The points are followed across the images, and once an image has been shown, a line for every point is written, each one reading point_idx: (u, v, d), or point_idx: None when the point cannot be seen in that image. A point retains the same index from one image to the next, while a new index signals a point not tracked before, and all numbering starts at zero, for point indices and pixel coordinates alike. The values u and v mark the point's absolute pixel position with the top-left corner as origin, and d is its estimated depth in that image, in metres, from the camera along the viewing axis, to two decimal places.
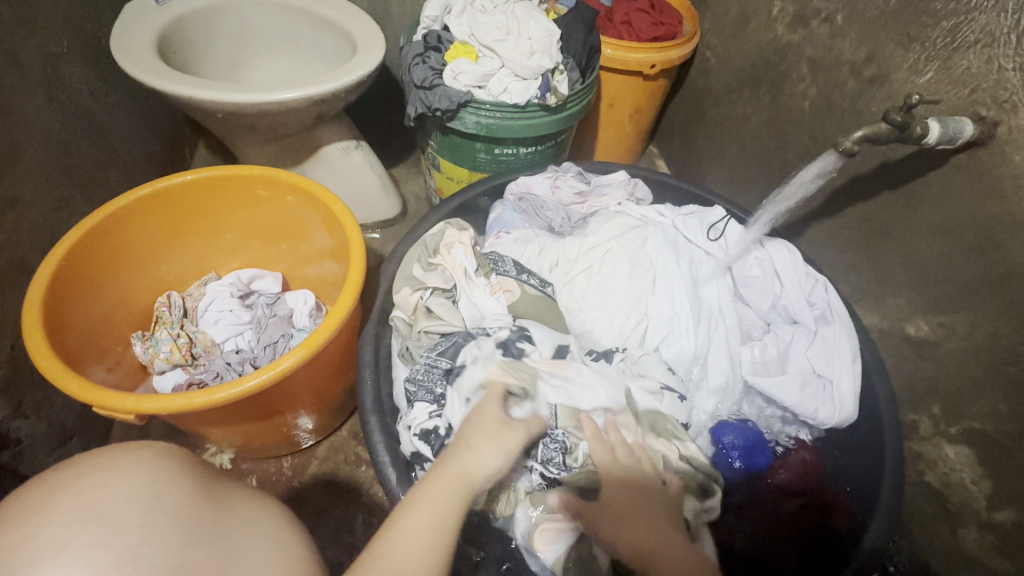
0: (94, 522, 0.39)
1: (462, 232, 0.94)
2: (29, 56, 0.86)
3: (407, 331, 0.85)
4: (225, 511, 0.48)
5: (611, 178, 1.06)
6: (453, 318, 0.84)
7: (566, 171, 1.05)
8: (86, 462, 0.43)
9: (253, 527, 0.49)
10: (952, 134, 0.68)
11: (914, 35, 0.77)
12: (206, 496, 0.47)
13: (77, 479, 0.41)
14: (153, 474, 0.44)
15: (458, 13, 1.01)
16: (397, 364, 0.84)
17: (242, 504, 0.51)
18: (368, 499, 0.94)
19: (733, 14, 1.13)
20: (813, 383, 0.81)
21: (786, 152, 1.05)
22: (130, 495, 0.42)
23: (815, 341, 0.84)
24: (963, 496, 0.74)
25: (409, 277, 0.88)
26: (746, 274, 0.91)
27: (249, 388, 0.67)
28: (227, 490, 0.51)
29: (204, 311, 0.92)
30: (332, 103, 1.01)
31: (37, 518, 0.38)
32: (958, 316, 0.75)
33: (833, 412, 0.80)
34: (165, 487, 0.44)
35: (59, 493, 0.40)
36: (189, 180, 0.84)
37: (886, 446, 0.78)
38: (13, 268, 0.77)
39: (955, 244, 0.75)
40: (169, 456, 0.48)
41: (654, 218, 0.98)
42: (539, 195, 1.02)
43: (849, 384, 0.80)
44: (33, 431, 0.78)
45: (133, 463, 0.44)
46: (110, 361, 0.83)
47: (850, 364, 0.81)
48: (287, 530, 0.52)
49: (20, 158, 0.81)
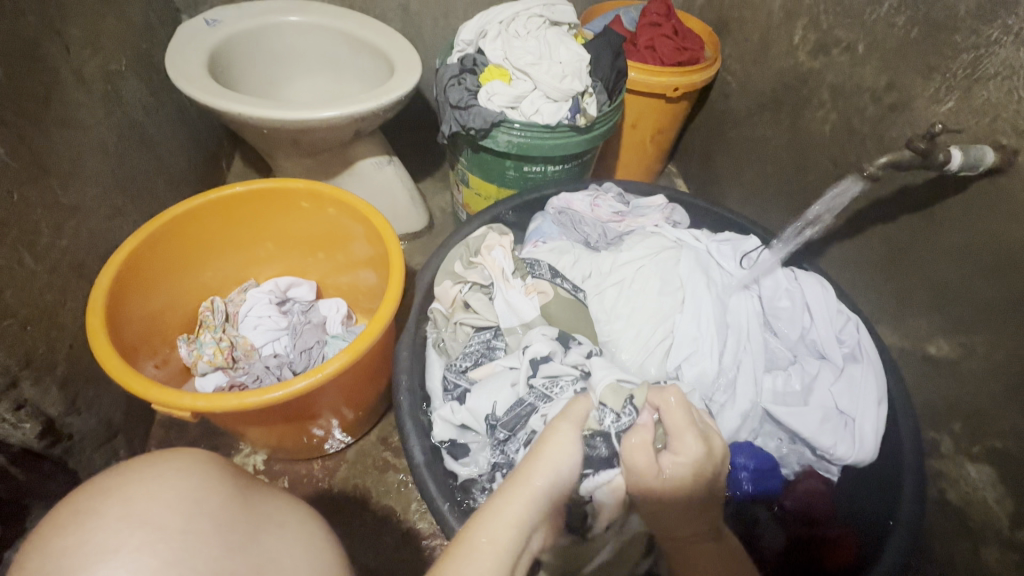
0: (141, 527, 0.42)
1: (503, 237, 0.98)
2: (92, 74, 0.91)
3: (444, 323, 0.93)
4: (262, 516, 0.49)
5: (650, 202, 1.09)
6: (488, 315, 0.90)
7: (606, 191, 1.10)
8: (132, 469, 0.45)
9: (285, 531, 0.49)
10: (973, 161, 0.70)
11: (935, 66, 0.80)
12: (244, 501, 0.49)
13: (125, 486, 0.44)
14: (194, 483, 0.46)
15: (493, 38, 1.06)
16: (432, 355, 0.91)
17: (272, 507, 0.51)
18: (395, 503, 0.97)
19: (754, 41, 1.17)
20: (832, 419, 0.82)
21: (807, 174, 1.08)
22: (172, 500, 0.44)
23: (841, 377, 0.85)
24: (985, 515, 0.75)
25: (450, 272, 0.95)
26: (775, 305, 0.93)
27: (295, 390, 0.70)
28: (262, 495, 0.52)
29: (244, 316, 0.96)
30: (370, 121, 1.05)
31: (89, 522, 0.41)
32: (978, 337, 0.77)
33: (851, 450, 0.81)
34: (205, 494, 0.46)
35: (110, 499, 0.43)
36: (240, 191, 0.88)
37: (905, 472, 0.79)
38: (74, 273, 0.82)
39: (974, 266, 0.77)
40: (209, 463, 0.50)
41: (689, 241, 1.00)
42: (579, 211, 1.06)
43: (870, 423, 0.82)
44: (83, 427, 0.82)
45: (175, 470, 0.46)
46: (158, 359, 0.87)
47: (875, 408, 0.82)
48: (320, 535, 0.53)
49: (82, 168, 0.86)
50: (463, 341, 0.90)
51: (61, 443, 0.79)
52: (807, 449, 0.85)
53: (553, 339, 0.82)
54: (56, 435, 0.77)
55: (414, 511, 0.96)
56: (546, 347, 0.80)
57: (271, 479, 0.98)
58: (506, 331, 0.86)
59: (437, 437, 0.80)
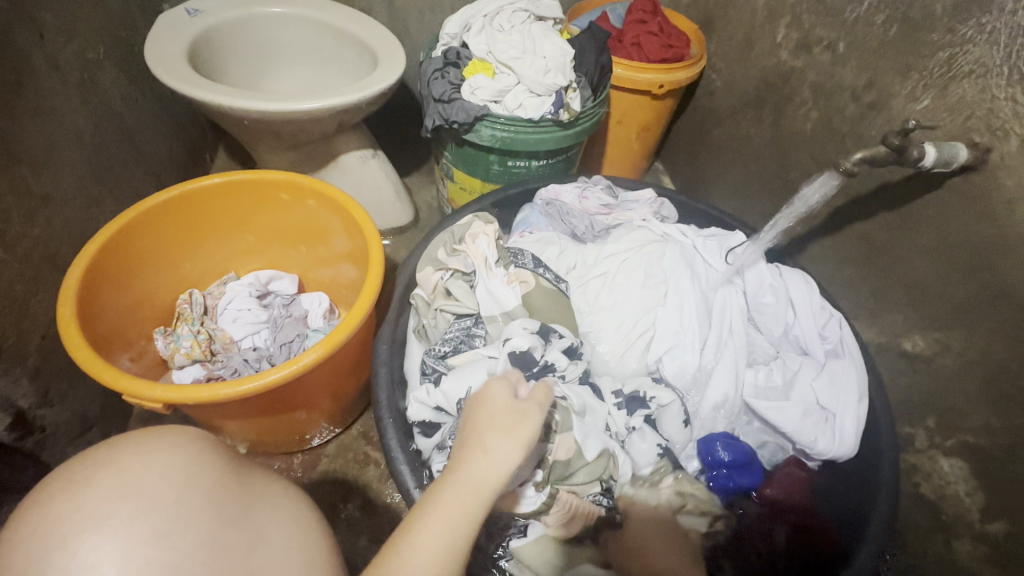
0: (134, 498, 0.41)
1: (488, 225, 0.98)
2: (67, 62, 0.90)
3: (424, 309, 0.92)
4: (254, 493, 0.48)
5: (638, 196, 1.10)
6: (469, 302, 0.91)
7: (595, 184, 1.10)
8: (126, 442, 0.45)
9: (277, 510, 0.49)
10: (947, 159, 0.71)
11: (912, 65, 0.81)
12: (239, 478, 0.48)
13: (119, 458, 0.43)
14: (189, 457, 0.45)
15: (477, 32, 1.05)
16: (412, 340, 0.91)
17: (265, 485, 0.51)
18: (375, 497, 0.96)
19: (738, 39, 1.18)
20: (814, 415, 0.82)
21: (789, 172, 1.09)
22: (166, 473, 0.43)
23: (822, 373, 0.86)
24: (957, 509, 0.76)
25: (432, 259, 0.95)
26: (760, 301, 0.93)
27: (271, 381, 0.69)
28: (255, 472, 0.52)
29: (223, 309, 0.95)
30: (353, 113, 1.05)
31: (81, 491, 0.40)
32: (952, 333, 0.78)
33: (831, 446, 0.82)
34: (199, 468, 0.45)
35: (105, 470, 0.42)
36: (218, 182, 0.87)
37: (881, 477, 0.79)
38: (46, 263, 0.80)
39: (948, 264, 0.78)
40: (203, 440, 0.49)
41: (675, 236, 1.00)
42: (567, 202, 1.06)
43: (851, 418, 0.82)
44: (55, 420, 0.81)
45: (170, 445, 0.46)
46: (133, 353, 0.86)
47: (856, 405, 0.82)
48: (312, 514, 0.52)
49: (56, 157, 0.84)
50: (443, 328, 0.90)
51: (33, 436, 0.77)
52: (787, 441, 0.86)
53: (534, 332, 0.82)
54: (27, 428, 0.76)
55: (394, 505, 0.96)
56: (526, 342, 0.80)
57: None
58: (487, 320, 0.88)
59: (412, 419, 0.80)
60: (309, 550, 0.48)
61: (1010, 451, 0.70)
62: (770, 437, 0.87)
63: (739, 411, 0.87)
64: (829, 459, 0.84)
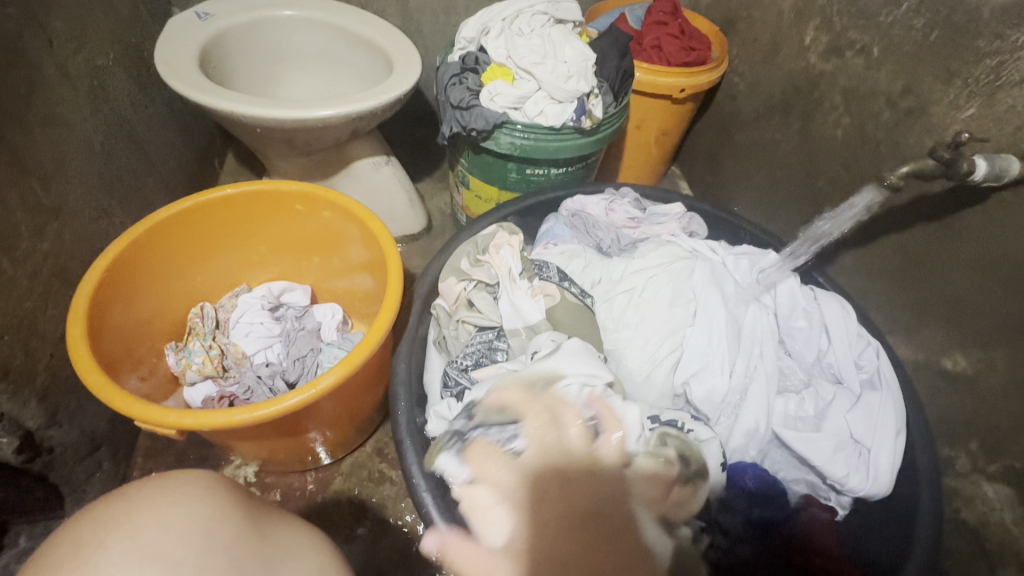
0: (152, 563, 0.38)
1: (512, 236, 0.96)
2: (77, 69, 0.87)
3: (445, 320, 0.89)
4: (277, 547, 0.45)
5: (668, 209, 1.07)
6: (492, 314, 0.88)
7: (623, 196, 1.08)
8: (140, 497, 0.41)
9: (301, 564, 0.45)
10: (998, 171, 0.66)
11: (955, 71, 0.77)
12: (260, 532, 0.44)
13: (132, 517, 0.40)
14: (207, 513, 0.42)
15: (496, 35, 1.02)
16: (432, 351, 0.89)
17: (287, 537, 0.47)
18: (391, 516, 0.94)
19: (763, 42, 1.14)
20: (847, 449, 0.78)
21: (817, 180, 1.05)
22: (185, 532, 0.40)
23: (858, 405, 0.82)
24: (1003, 537, 0.73)
25: (455, 269, 0.93)
26: (791, 324, 0.89)
27: (287, 406, 0.66)
28: (277, 523, 0.48)
29: (235, 323, 0.92)
30: (368, 120, 1.02)
31: (93, 557, 0.37)
32: (998, 353, 0.74)
33: (865, 483, 0.77)
34: (218, 525, 0.42)
35: (117, 530, 0.39)
36: (231, 193, 0.84)
37: (920, 509, 0.76)
38: (55, 278, 0.78)
39: (994, 280, 0.74)
40: (221, 489, 0.46)
41: (704, 252, 0.97)
42: (592, 215, 1.04)
43: (886, 454, 0.78)
44: (64, 440, 0.78)
45: (186, 498, 0.42)
46: (144, 370, 0.83)
47: (892, 439, 0.79)
48: (336, 566, 0.49)
49: (66, 168, 0.82)
50: (464, 340, 0.87)
51: (41, 457, 0.75)
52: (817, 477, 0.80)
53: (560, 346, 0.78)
54: (35, 450, 0.73)
55: (411, 525, 0.93)
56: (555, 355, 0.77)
57: (263, 492, 0.95)
58: (509, 334, 0.85)
59: (432, 434, 0.79)
60: None
61: None
62: (799, 472, 0.82)
63: (767, 440, 0.82)
64: (861, 496, 0.78)
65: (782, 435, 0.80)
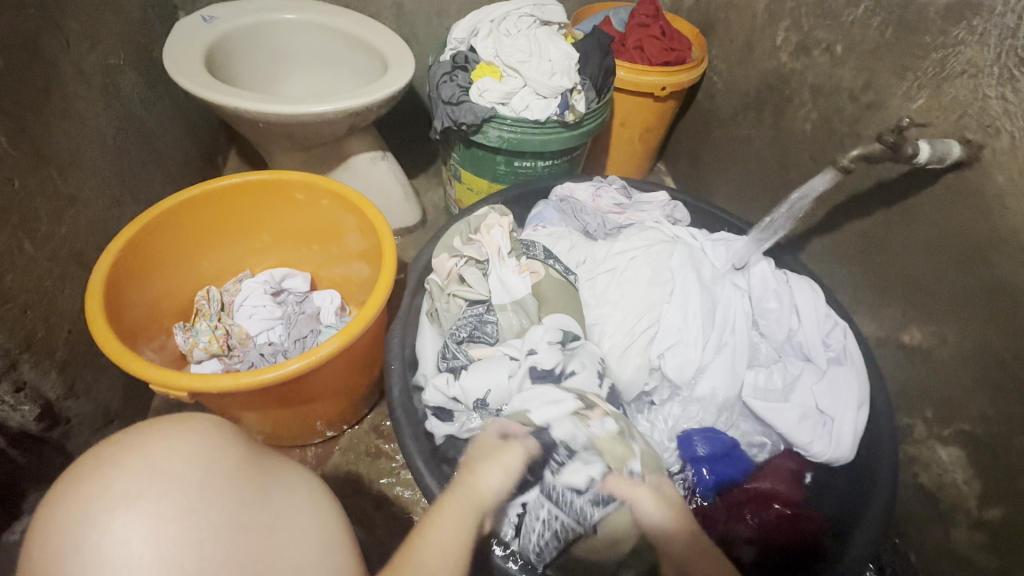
0: (158, 478, 0.45)
1: (504, 217, 1.01)
2: (92, 67, 0.93)
3: (438, 293, 0.96)
4: (272, 478, 0.52)
5: (652, 197, 1.12)
6: (481, 288, 0.94)
7: (610, 184, 1.13)
8: (154, 429, 0.49)
9: (295, 492, 0.54)
10: (941, 155, 0.73)
11: (907, 65, 0.84)
12: (258, 465, 0.52)
13: (145, 442, 0.47)
14: (209, 443, 0.50)
15: (485, 36, 1.08)
16: (425, 322, 0.95)
17: (284, 470, 0.55)
18: (387, 489, 0.99)
19: (739, 42, 1.21)
20: (812, 418, 0.84)
21: (789, 172, 1.11)
22: (190, 457, 0.48)
23: (824, 378, 0.88)
24: (955, 497, 0.79)
25: (449, 246, 0.99)
26: (763, 305, 0.94)
27: (290, 371, 0.72)
28: (276, 459, 0.56)
29: (239, 305, 0.98)
30: (365, 116, 1.08)
31: (111, 473, 0.45)
32: (947, 325, 0.80)
33: (827, 449, 0.83)
34: (220, 454, 0.50)
35: (132, 453, 0.46)
36: (236, 182, 0.90)
37: (879, 471, 0.82)
38: (73, 260, 0.83)
39: (944, 258, 0.80)
40: (221, 426, 0.53)
41: (685, 238, 1.02)
42: (581, 200, 1.09)
43: (848, 424, 0.84)
44: (81, 411, 0.84)
45: (192, 431, 0.50)
46: (156, 344, 0.89)
47: (854, 413, 0.85)
48: (328, 497, 0.57)
49: (82, 160, 0.87)
50: (455, 313, 0.93)
51: (60, 426, 0.80)
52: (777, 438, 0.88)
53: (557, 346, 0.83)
54: (54, 419, 0.79)
55: (406, 496, 0.98)
56: (549, 358, 0.81)
57: None
58: (497, 308, 0.90)
59: (427, 402, 0.85)
60: (328, 535, 0.53)
61: (1003, 438, 0.73)
62: (765, 436, 0.89)
63: (736, 409, 0.89)
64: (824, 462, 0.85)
65: (750, 404, 0.86)
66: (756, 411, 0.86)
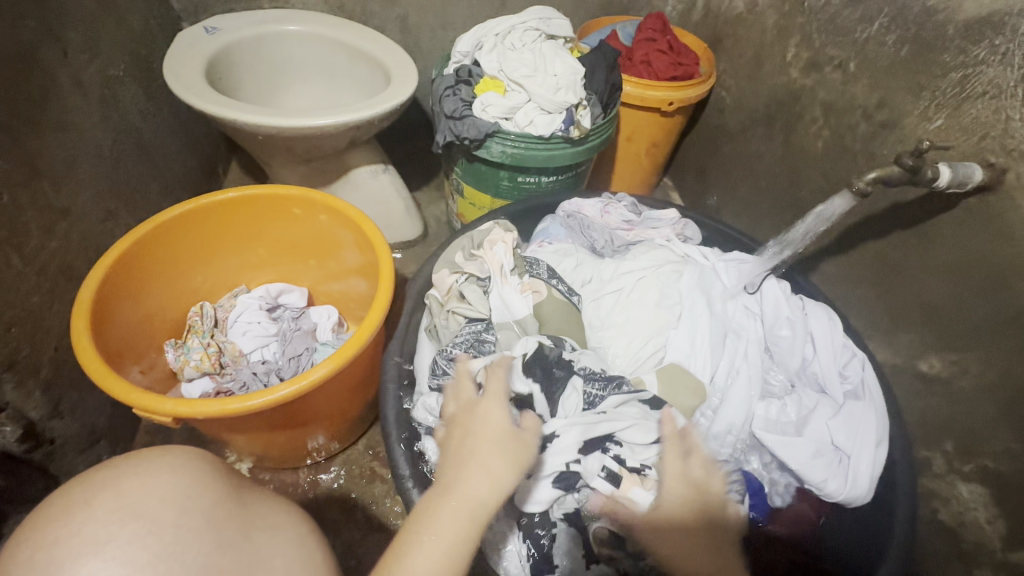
0: (133, 521, 0.43)
1: (507, 233, 0.99)
2: (89, 78, 0.92)
3: (438, 310, 0.94)
4: (255, 517, 0.51)
5: (662, 214, 1.08)
6: (481, 307, 0.91)
7: (619, 200, 1.11)
8: (129, 465, 0.47)
9: (276, 531, 0.51)
10: (962, 178, 0.70)
11: (924, 84, 0.81)
12: (238, 503, 0.50)
13: (118, 480, 0.45)
14: (188, 480, 0.48)
15: (489, 50, 1.07)
16: (423, 339, 0.93)
17: (266, 509, 0.53)
18: (379, 513, 0.95)
19: (748, 57, 1.18)
20: (826, 455, 0.79)
21: (800, 190, 1.08)
22: (165, 496, 0.45)
23: (840, 413, 0.83)
24: (978, 536, 0.74)
25: (449, 262, 0.97)
26: (775, 333, 0.91)
27: (279, 396, 0.69)
28: (256, 495, 0.54)
29: (233, 322, 0.96)
30: (366, 129, 1.06)
31: (81, 515, 0.42)
32: (969, 355, 0.77)
33: (842, 488, 0.78)
34: (198, 492, 0.48)
35: (104, 492, 0.44)
36: (232, 198, 0.88)
37: (898, 507, 0.78)
38: (62, 275, 0.81)
39: (964, 285, 0.77)
40: (201, 459, 0.51)
41: (697, 258, 0.99)
42: (588, 216, 1.07)
43: (865, 462, 0.79)
44: (65, 432, 0.81)
45: (169, 466, 0.48)
46: (144, 364, 0.87)
47: (872, 450, 0.80)
48: (312, 536, 0.55)
49: (76, 172, 0.85)
50: (454, 330, 0.90)
51: (43, 447, 0.77)
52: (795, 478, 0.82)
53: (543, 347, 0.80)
54: (36, 440, 0.76)
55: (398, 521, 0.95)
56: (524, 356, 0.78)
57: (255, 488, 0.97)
58: (498, 327, 0.88)
59: (417, 423, 0.82)
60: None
61: None
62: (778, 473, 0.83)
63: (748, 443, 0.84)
64: (840, 501, 0.80)
65: (761, 438, 0.81)
66: (769, 446, 0.80)
